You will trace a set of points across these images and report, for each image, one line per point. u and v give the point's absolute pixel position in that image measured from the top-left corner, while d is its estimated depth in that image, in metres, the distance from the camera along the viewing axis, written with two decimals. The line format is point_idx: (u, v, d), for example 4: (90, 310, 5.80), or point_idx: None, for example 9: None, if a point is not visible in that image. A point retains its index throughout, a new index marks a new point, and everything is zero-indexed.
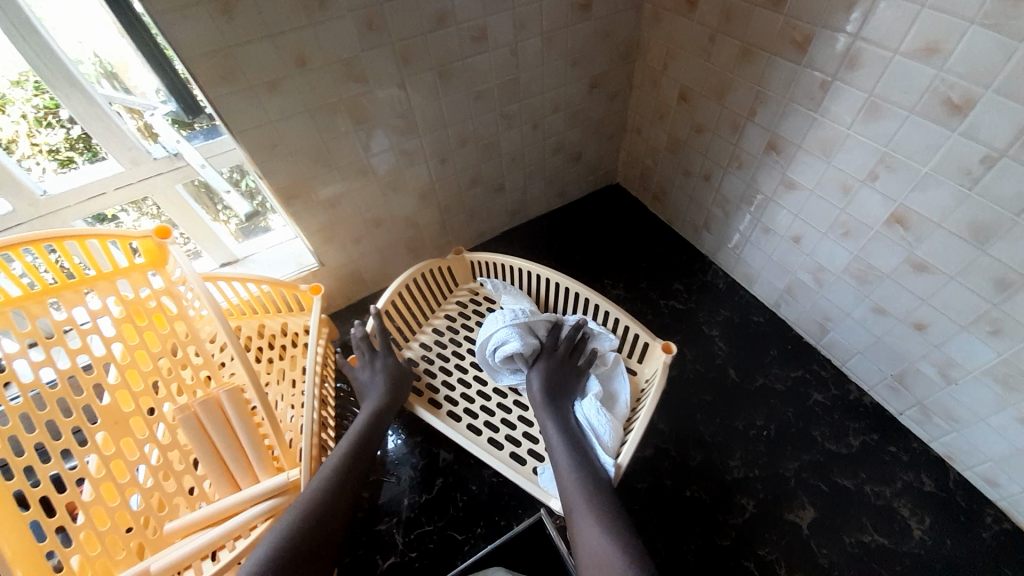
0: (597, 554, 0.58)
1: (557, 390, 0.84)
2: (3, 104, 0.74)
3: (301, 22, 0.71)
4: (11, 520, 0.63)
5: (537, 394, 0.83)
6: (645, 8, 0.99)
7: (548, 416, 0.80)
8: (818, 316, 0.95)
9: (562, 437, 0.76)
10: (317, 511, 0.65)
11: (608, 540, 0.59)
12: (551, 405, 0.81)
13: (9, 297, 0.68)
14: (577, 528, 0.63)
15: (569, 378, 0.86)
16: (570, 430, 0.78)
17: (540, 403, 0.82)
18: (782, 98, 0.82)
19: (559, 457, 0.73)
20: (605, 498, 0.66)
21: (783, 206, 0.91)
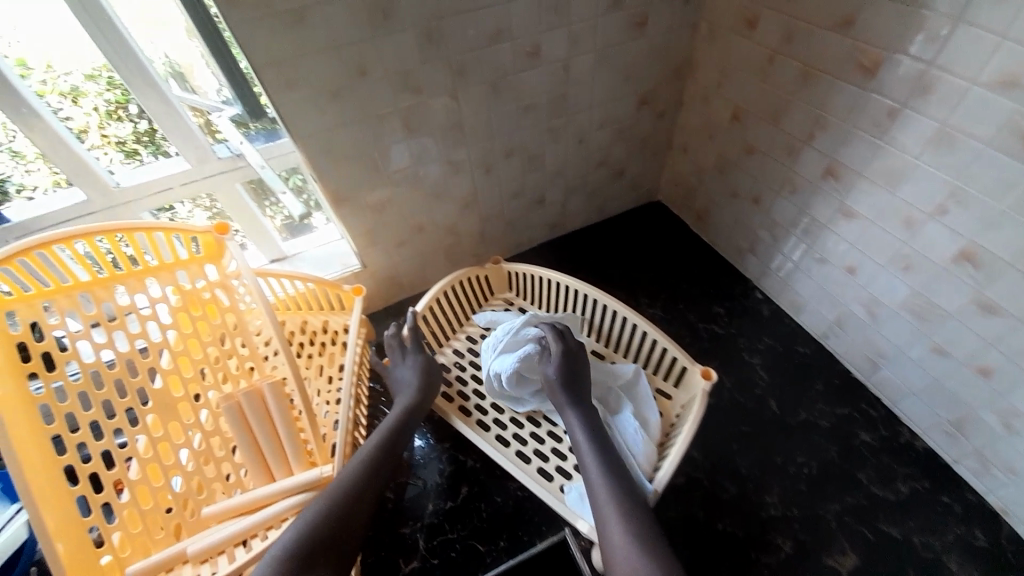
0: (630, 566, 0.58)
1: (576, 382, 0.83)
2: (77, 97, 0.77)
3: (365, 35, 0.74)
4: (61, 493, 0.68)
5: (556, 387, 0.82)
6: (701, 27, 0.97)
7: (571, 411, 0.80)
8: (869, 351, 0.91)
9: (587, 436, 0.76)
10: (339, 507, 0.66)
11: (642, 551, 0.59)
12: (572, 399, 0.81)
13: (80, 280, 0.73)
14: (607, 533, 0.63)
15: (585, 368, 0.85)
16: (595, 427, 0.77)
17: (560, 397, 0.81)
18: (843, 124, 0.79)
19: (587, 460, 0.72)
20: (635, 503, 0.66)
21: (838, 234, 0.87)
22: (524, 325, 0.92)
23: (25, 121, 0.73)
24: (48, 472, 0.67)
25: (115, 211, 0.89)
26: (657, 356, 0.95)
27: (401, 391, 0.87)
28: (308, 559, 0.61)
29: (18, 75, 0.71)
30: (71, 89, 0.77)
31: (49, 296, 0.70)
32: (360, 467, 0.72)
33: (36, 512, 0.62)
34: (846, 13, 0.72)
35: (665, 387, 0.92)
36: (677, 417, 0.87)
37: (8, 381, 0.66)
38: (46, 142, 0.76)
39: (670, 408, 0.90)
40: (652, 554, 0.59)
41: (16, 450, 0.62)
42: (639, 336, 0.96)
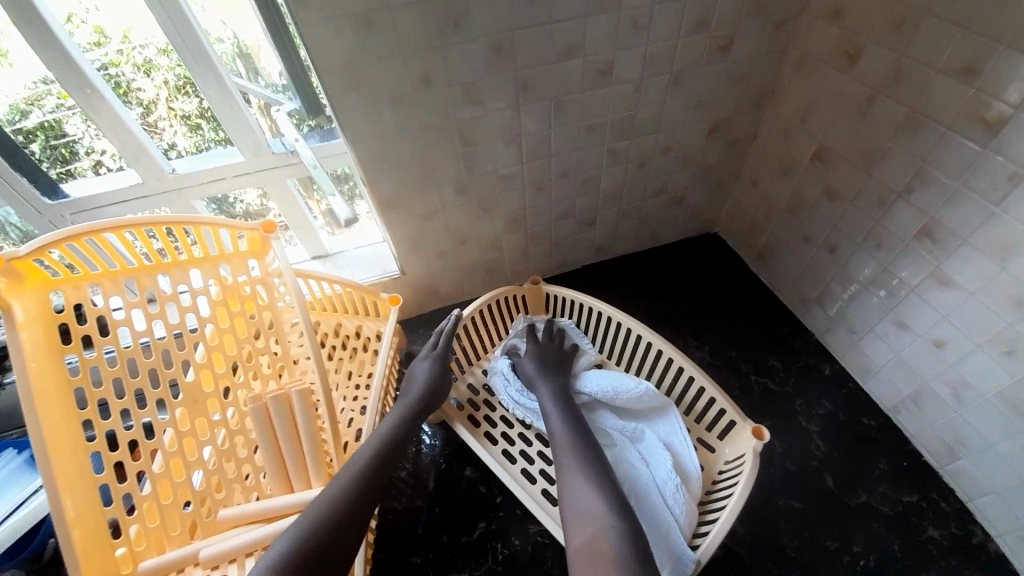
0: (583, 504, 0.62)
1: (551, 362, 0.89)
2: (150, 69, 0.76)
3: (433, 43, 0.71)
4: (85, 479, 0.68)
5: (530, 366, 0.88)
6: (790, 55, 0.89)
7: (544, 383, 0.84)
8: (947, 435, 0.81)
9: (555, 402, 0.80)
10: (335, 522, 0.64)
11: (594, 490, 0.64)
12: (546, 374, 0.86)
13: (126, 266, 0.73)
14: (566, 479, 0.67)
15: (562, 355, 0.91)
16: (562, 393, 0.83)
17: (535, 373, 0.86)
18: (951, 181, 0.70)
19: (555, 425, 0.77)
20: (593, 454, 0.70)
21: (927, 302, 0.78)
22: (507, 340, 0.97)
23: (88, 99, 0.74)
24: (73, 458, 0.67)
25: (170, 195, 0.90)
26: (704, 406, 0.87)
27: (404, 394, 0.84)
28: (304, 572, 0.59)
29: (94, 42, 0.71)
30: (144, 62, 0.75)
31: (95, 278, 0.70)
32: (359, 478, 0.69)
33: (55, 501, 0.62)
34: (971, 59, 0.64)
35: (709, 439, 0.85)
36: (721, 473, 0.80)
37: (47, 362, 0.66)
38: (109, 116, 0.76)
39: (714, 463, 0.83)
40: (603, 491, 0.63)
41: (45, 435, 0.62)
42: (686, 382, 0.88)
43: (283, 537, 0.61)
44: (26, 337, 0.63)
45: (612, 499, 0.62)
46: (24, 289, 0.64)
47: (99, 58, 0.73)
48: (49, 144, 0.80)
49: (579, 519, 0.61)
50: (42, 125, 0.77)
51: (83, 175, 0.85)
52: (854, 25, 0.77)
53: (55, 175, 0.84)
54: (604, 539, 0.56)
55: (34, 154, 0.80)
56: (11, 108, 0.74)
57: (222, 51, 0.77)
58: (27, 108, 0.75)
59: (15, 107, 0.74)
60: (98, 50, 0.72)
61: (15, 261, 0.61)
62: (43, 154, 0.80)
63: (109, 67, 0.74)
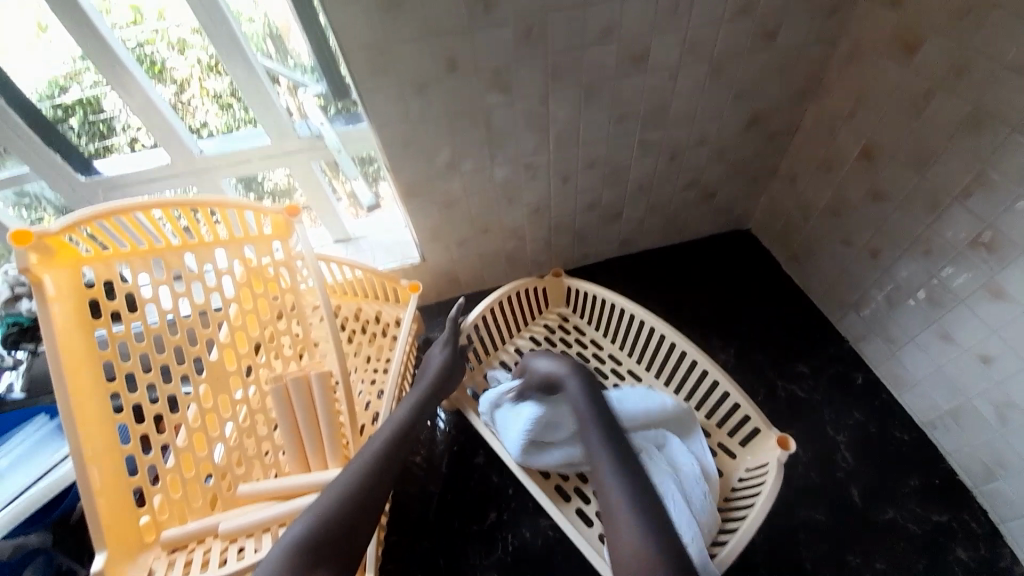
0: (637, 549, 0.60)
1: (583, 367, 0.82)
2: (184, 48, 0.76)
3: (462, 25, 0.68)
4: (112, 450, 0.70)
5: (562, 374, 0.80)
6: (841, 44, 0.83)
7: (581, 395, 0.78)
8: (986, 455, 0.77)
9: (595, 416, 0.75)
10: (349, 507, 0.65)
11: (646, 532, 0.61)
12: (580, 379, 0.79)
13: (154, 244, 0.74)
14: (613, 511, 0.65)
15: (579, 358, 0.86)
16: (601, 404, 0.77)
17: (568, 381, 0.79)
18: (1012, 187, 0.65)
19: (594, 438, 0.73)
20: (640, 482, 0.67)
21: (976, 314, 0.73)
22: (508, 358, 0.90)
23: (121, 78, 0.75)
24: (100, 428, 0.69)
25: (198, 175, 0.91)
26: (725, 409, 0.84)
27: (420, 380, 0.84)
28: (319, 555, 0.60)
29: (131, 20, 0.72)
30: (178, 40, 0.76)
31: (124, 256, 0.72)
32: (374, 464, 0.70)
33: (82, 469, 0.64)
34: None
35: (730, 444, 0.82)
36: (742, 480, 0.78)
37: (76, 336, 0.68)
38: (141, 93, 0.77)
39: (733, 469, 0.80)
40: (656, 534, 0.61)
41: (72, 405, 0.65)
42: (708, 385, 0.85)
43: (304, 520, 0.62)
44: (56, 309, 0.65)
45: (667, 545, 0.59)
46: (57, 263, 0.66)
47: (135, 36, 0.74)
48: (87, 119, 0.81)
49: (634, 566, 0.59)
50: (80, 101, 0.79)
51: (120, 151, 0.87)
52: (915, 13, 0.71)
53: (92, 152, 0.86)
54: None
55: (73, 129, 0.82)
56: (51, 83, 0.76)
57: (253, 31, 0.76)
58: (67, 83, 0.76)
59: (54, 82, 0.76)
60: (135, 28, 0.73)
61: (48, 237, 0.63)
62: (82, 129, 0.82)
63: (145, 45, 0.75)
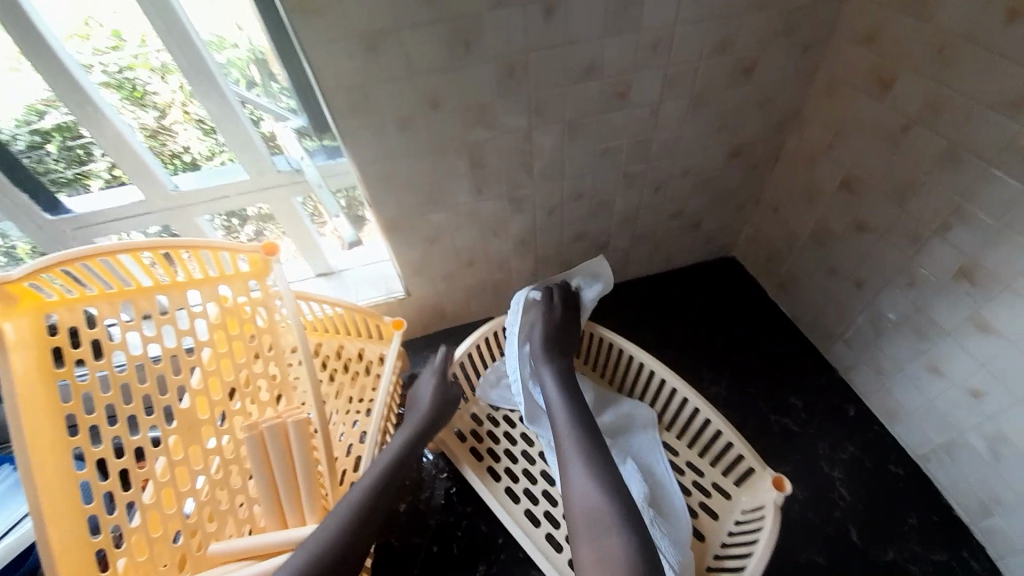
0: (586, 499, 0.62)
1: (558, 343, 0.85)
2: (166, 73, 0.74)
3: (444, 66, 0.68)
4: (73, 510, 0.65)
5: (539, 344, 0.84)
6: (817, 80, 0.85)
7: (547, 369, 0.81)
8: (981, 490, 0.76)
9: (558, 387, 0.79)
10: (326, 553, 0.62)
11: (598, 493, 0.62)
12: (551, 355, 0.83)
13: (122, 287, 0.70)
14: (567, 471, 0.67)
15: (563, 321, 0.88)
16: (564, 381, 0.80)
17: (539, 353, 0.83)
18: (993, 223, 0.65)
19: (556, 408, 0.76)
20: (597, 451, 0.68)
21: (964, 349, 0.73)
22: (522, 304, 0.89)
23: (95, 113, 0.72)
24: (61, 485, 0.64)
25: (174, 212, 0.88)
26: (718, 447, 0.82)
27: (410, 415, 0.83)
28: None
29: (112, 46, 0.69)
30: (161, 66, 0.73)
31: (90, 300, 0.68)
32: (349, 518, 0.65)
33: (41, 532, 0.60)
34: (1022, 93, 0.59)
35: (724, 485, 0.80)
36: (738, 523, 0.76)
37: (36, 387, 0.64)
38: (116, 127, 0.74)
39: (729, 511, 0.78)
40: (609, 494, 0.62)
41: (33, 463, 0.60)
42: (701, 422, 0.83)
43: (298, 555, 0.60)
44: (16, 361, 0.61)
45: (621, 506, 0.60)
46: (16, 312, 0.62)
47: (116, 61, 0.71)
48: (65, 145, 0.77)
49: (588, 525, 0.60)
50: (59, 127, 0.75)
51: (98, 177, 0.83)
52: (888, 52, 0.73)
53: (68, 178, 0.81)
54: (608, 526, 0.59)
55: (50, 155, 0.77)
56: (29, 108, 0.72)
57: (237, 56, 0.74)
58: (44, 109, 0.73)
59: (32, 108, 0.72)
60: (115, 54, 0.70)
61: (8, 285, 0.59)
62: (58, 155, 0.78)
63: (125, 70, 0.72)
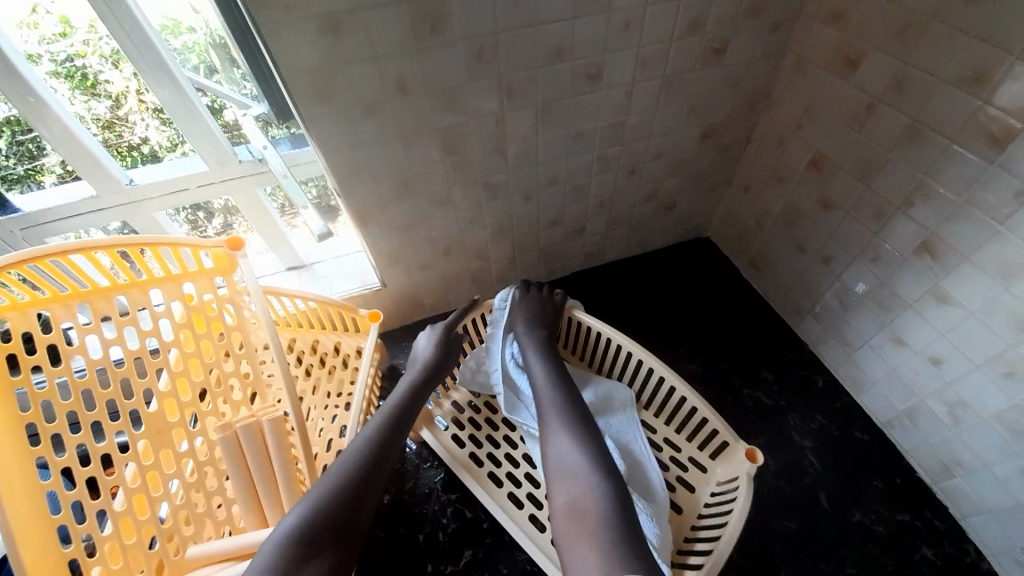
0: (566, 464, 0.65)
1: (541, 318, 0.88)
2: (118, 60, 0.69)
3: (409, 47, 0.65)
4: (40, 522, 0.63)
5: (522, 322, 0.87)
6: (786, 58, 0.85)
7: (530, 344, 0.84)
8: (942, 453, 0.80)
9: (541, 360, 0.81)
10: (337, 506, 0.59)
11: (575, 455, 0.66)
12: (535, 330, 0.86)
13: (78, 289, 0.66)
14: (549, 438, 0.70)
15: (551, 306, 0.90)
16: (548, 353, 0.83)
17: (522, 330, 0.86)
18: (952, 197, 0.67)
19: (538, 382, 0.79)
20: (575, 416, 0.71)
21: (926, 320, 0.75)
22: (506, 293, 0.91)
23: (39, 105, 0.67)
24: (27, 497, 0.62)
25: (131, 207, 0.83)
26: (694, 422, 0.84)
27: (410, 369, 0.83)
28: (311, 549, 0.55)
29: (59, 32, 0.65)
30: (112, 52, 0.69)
31: (43, 304, 0.64)
32: (342, 483, 0.61)
33: (10, 545, 0.58)
34: (981, 69, 0.60)
35: (700, 458, 0.82)
36: (714, 494, 0.78)
37: None
38: (62, 119, 0.70)
39: (705, 484, 0.80)
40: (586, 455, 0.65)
41: None
42: (677, 399, 0.84)
43: (295, 512, 0.57)
44: None
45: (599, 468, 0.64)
46: None
47: (64, 49, 0.67)
48: (15, 139, 0.72)
49: (561, 481, 0.65)
50: (8, 120, 0.70)
51: (51, 173, 0.78)
52: (854, 30, 0.73)
53: (20, 174, 0.76)
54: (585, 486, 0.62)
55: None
56: None
57: (194, 41, 0.70)
58: None
59: None
60: (63, 41, 0.66)
61: None
62: (7, 150, 0.73)
63: (75, 59, 0.68)
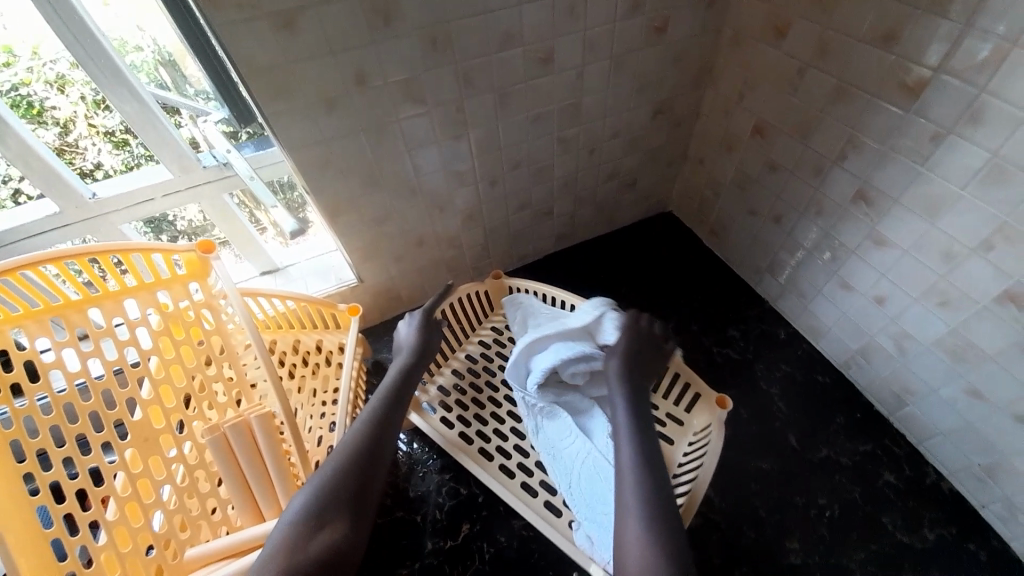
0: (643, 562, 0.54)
1: (637, 369, 0.78)
2: (63, 85, 0.71)
3: (364, 39, 0.67)
4: (33, 539, 0.63)
5: (617, 368, 0.77)
6: (723, 33, 0.91)
7: (621, 390, 0.74)
8: (895, 385, 0.86)
9: (631, 414, 0.71)
10: (346, 484, 0.60)
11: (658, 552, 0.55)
12: (628, 378, 0.76)
13: (49, 304, 0.66)
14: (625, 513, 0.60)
15: (652, 354, 0.81)
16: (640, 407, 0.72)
17: (615, 376, 0.76)
18: (878, 146, 0.73)
19: (623, 441, 0.68)
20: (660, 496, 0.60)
21: (868, 262, 0.82)
22: (603, 319, 0.85)
23: None
24: (16, 516, 0.62)
25: (95, 221, 0.83)
26: (667, 380, 0.89)
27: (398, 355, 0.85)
28: (320, 521, 0.56)
29: (2, 62, 0.67)
30: (57, 77, 0.70)
31: (15, 321, 0.64)
32: (341, 466, 0.62)
33: (7, 561, 0.58)
34: (890, 27, 0.66)
35: (676, 413, 0.85)
36: (692, 444, 0.81)
37: None
38: (16, 147, 0.70)
39: (682, 436, 0.83)
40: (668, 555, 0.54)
41: None
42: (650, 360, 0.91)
43: (301, 493, 0.58)
44: None
45: (672, 556, 0.54)
46: None
47: (8, 78, 0.68)
48: None
49: None
50: None
51: (3, 207, 0.78)
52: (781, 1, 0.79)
53: None
54: None
55: None
56: None
57: (142, 59, 0.72)
58: None
59: None
60: (7, 70, 0.67)
61: None
62: None
63: (20, 88, 0.69)
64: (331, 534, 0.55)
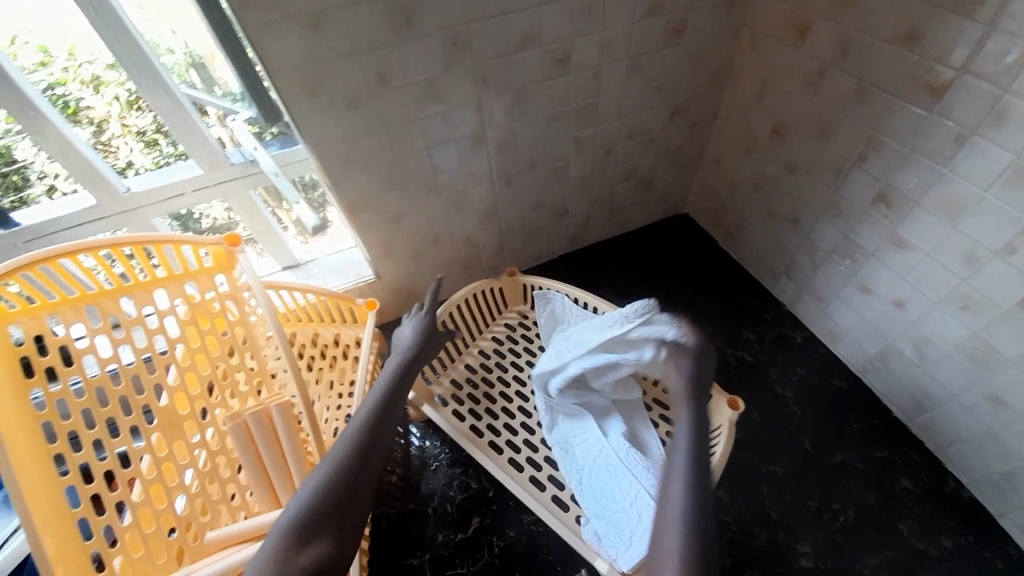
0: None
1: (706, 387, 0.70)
2: (98, 86, 0.74)
3: (387, 40, 0.70)
4: (62, 517, 0.65)
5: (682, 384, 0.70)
6: (743, 34, 0.91)
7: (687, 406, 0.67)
8: (914, 390, 0.85)
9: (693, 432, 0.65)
10: (339, 490, 0.60)
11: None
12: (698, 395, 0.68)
13: (85, 292, 0.70)
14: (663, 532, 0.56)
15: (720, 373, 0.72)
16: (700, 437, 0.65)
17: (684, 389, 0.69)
18: (899, 147, 0.73)
19: (678, 457, 0.63)
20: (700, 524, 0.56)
21: (887, 265, 0.81)
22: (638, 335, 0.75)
23: (39, 130, 0.71)
24: (44, 496, 0.64)
25: (129, 214, 0.86)
26: None
27: (397, 349, 0.84)
28: (310, 533, 0.57)
29: (39, 62, 0.69)
30: (92, 78, 0.73)
31: (52, 308, 0.67)
32: (341, 465, 0.63)
33: (33, 536, 0.59)
34: (912, 27, 0.66)
35: None
36: None
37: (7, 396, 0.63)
38: (56, 143, 0.74)
39: None
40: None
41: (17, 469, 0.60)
42: None
43: (295, 499, 0.59)
44: None
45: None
46: None
47: (45, 78, 0.71)
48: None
49: None
50: None
51: (37, 202, 0.82)
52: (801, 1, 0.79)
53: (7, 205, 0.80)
54: None
55: None
56: None
57: (174, 62, 0.74)
58: None
59: None
60: (44, 70, 0.70)
61: None
62: None
63: (55, 87, 0.72)
64: (320, 548, 0.56)
